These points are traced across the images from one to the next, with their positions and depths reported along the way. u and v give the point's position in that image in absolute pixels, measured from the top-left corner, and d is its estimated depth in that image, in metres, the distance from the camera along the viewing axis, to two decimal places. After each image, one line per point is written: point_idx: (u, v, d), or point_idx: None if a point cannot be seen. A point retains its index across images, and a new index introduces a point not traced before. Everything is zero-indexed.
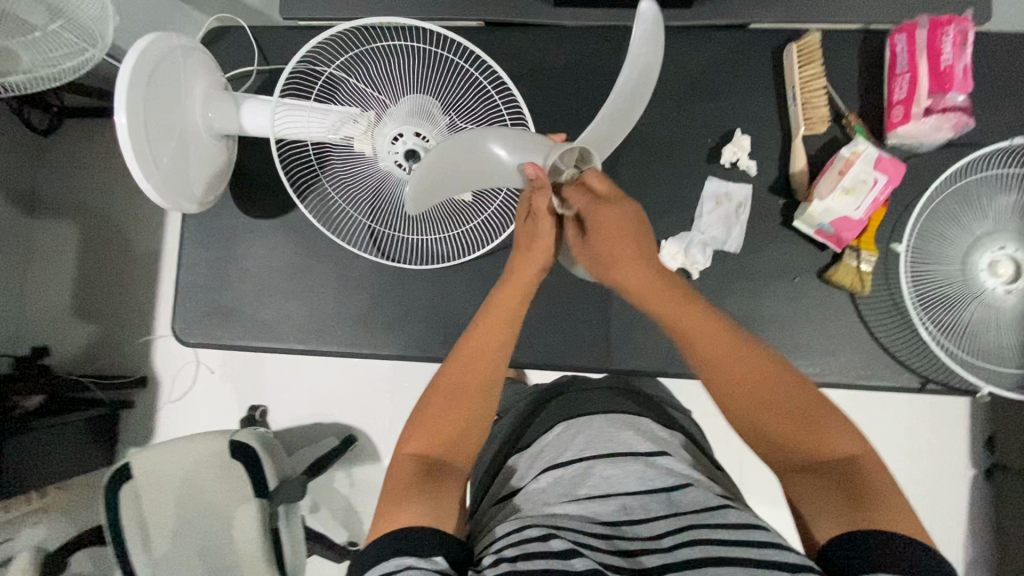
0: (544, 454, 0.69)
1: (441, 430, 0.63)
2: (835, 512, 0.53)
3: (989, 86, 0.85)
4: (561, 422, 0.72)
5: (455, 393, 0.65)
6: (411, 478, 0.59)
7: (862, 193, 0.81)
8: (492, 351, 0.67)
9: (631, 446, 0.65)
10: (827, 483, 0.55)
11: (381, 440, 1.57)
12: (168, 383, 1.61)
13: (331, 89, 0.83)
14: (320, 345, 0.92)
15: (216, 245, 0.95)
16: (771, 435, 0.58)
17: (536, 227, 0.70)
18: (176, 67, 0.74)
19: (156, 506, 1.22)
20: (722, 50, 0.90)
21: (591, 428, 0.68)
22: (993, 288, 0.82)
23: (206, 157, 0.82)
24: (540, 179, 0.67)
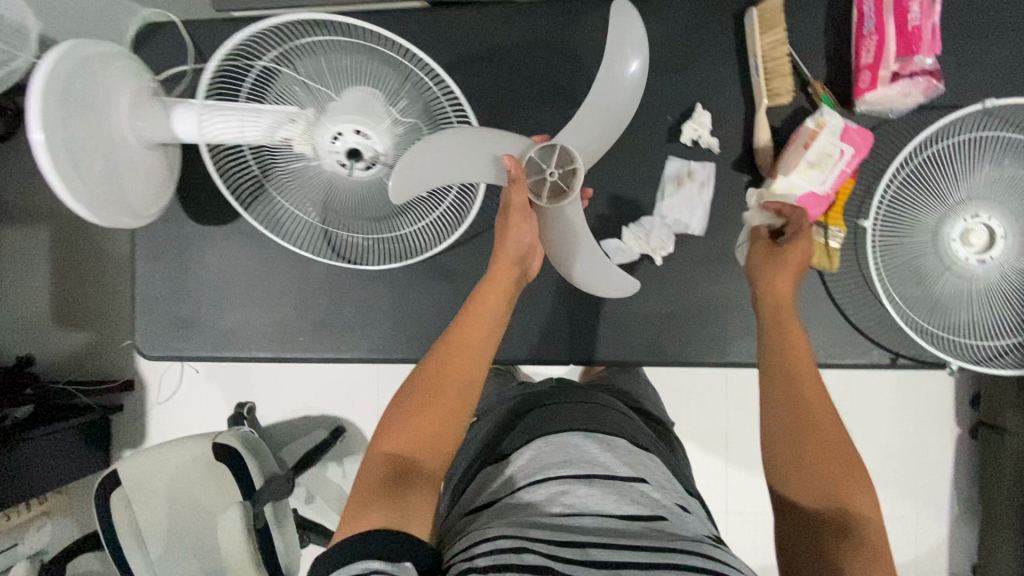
0: (515, 468, 0.67)
1: (413, 432, 0.62)
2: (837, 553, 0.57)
3: (963, 42, 0.79)
4: (536, 434, 0.70)
5: (430, 395, 0.64)
6: (380, 481, 0.58)
7: (828, 166, 0.77)
8: (473, 350, 0.67)
9: (609, 467, 0.63)
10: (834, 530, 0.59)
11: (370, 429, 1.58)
12: (155, 386, 1.62)
13: (262, 88, 0.78)
14: (285, 351, 0.91)
15: (170, 255, 0.92)
16: (799, 464, 0.63)
17: (510, 219, 0.71)
18: (94, 74, 0.70)
19: (148, 510, 1.24)
20: (681, 19, 0.84)
21: (562, 444, 0.67)
22: (965, 259, 0.79)
23: (142, 168, 0.78)
24: (515, 169, 0.71)
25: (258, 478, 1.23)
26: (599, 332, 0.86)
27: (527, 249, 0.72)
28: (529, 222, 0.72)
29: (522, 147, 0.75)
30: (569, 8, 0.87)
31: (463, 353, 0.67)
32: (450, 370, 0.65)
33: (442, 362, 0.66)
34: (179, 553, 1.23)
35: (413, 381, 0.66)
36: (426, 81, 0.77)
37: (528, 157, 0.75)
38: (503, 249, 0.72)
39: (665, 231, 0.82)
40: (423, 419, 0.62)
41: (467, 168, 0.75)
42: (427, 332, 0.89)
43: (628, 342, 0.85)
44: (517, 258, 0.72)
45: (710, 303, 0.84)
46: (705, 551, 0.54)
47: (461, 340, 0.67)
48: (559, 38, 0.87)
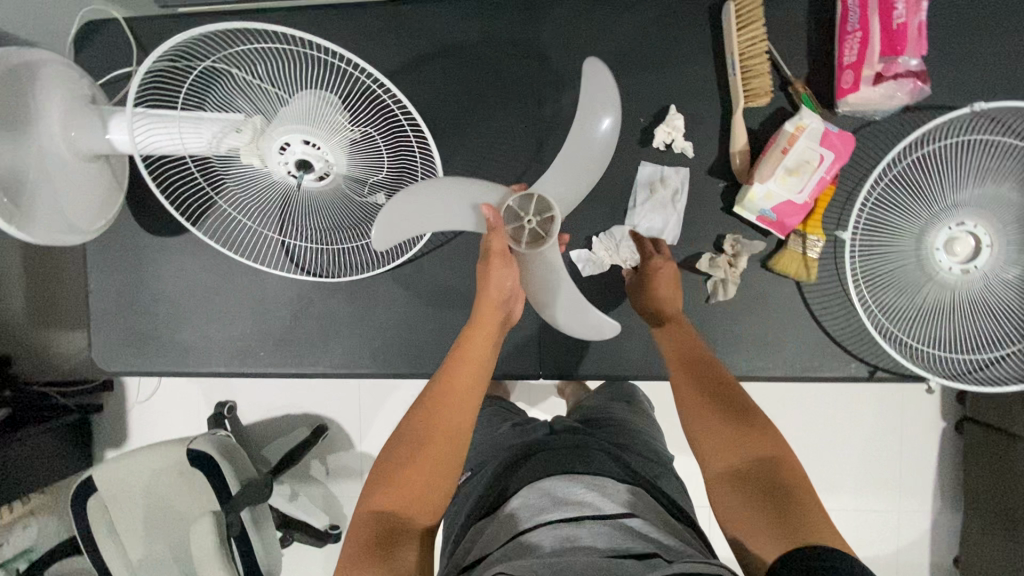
0: (501, 521, 0.57)
1: (406, 486, 0.58)
2: (769, 524, 0.52)
3: (952, 38, 0.75)
4: (520, 475, 0.62)
5: (421, 445, 0.60)
6: (368, 544, 0.54)
7: (806, 172, 0.74)
8: (464, 394, 0.64)
9: (600, 506, 0.55)
10: (761, 497, 0.54)
11: (353, 428, 1.56)
12: (134, 386, 1.60)
13: (201, 96, 0.75)
14: (246, 365, 0.88)
15: (123, 267, 0.89)
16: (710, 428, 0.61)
17: (490, 265, 0.68)
18: (18, 86, 0.66)
19: (126, 514, 1.23)
20: (653, 13, 0.79)
21: (547, 487, 0.58)
22: (949, 269, 0.75)
23: (80, 181, 0.74)
24: (495, 219, 0.68)
25: (235, 483, 1.21)
26: (570, 346, 0.83)
27: (510, 292, 0.69)
28: (512, 268, 0.69)
29: (500, 193, 0.71)
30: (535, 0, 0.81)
31: (453, 400, 0.63)
32: (441, 418, 0.62)
33: (433, 408, 0.63)
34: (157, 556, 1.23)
35: (403, 427, 0.62)
36: (375, 90, 0.76)
37: (505, 205, 0.71)
38: (484, 293, 0.69)
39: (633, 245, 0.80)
40: (418, 472, 0.59)
41: (445, 216, 0.70)
42: (391, 346, 0.86)
43: (599, 356, 0.82)
44: (501, 300, 0.68)
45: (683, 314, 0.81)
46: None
47: (450, 387, 0.64)
48: (525, 32, 0.82)
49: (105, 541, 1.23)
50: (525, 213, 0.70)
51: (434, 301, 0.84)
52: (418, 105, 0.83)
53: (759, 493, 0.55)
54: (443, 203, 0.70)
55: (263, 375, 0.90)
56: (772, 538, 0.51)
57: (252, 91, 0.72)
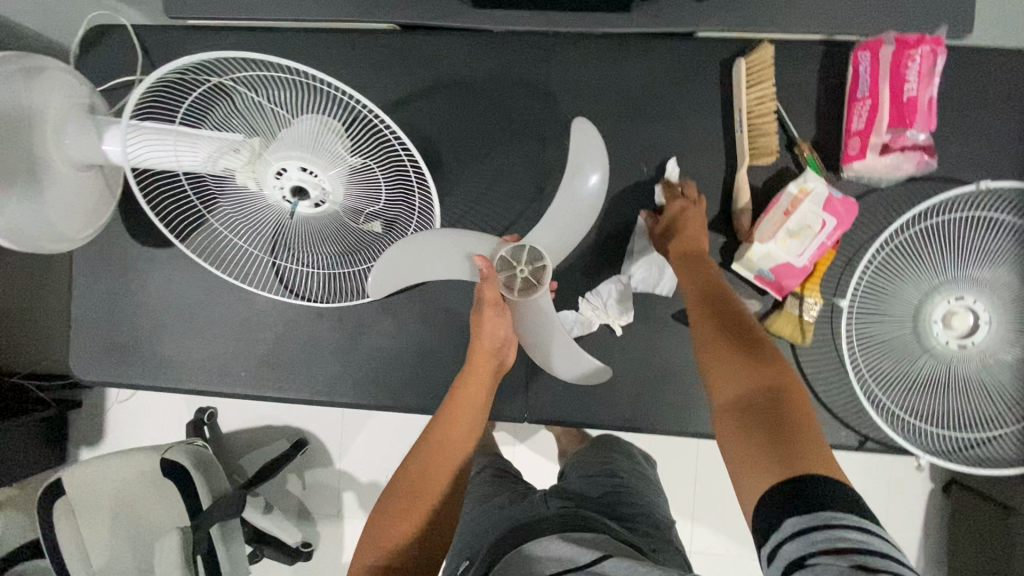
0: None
1: (402, 536, 0.59)
2: (764, 453, 0.49)
3: (962, 113, 0.74)
4: (504, 533, 0.56)
5: (415, 494, 0.61)
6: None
7: (808, 236, 0.73)
8: (460, 440, 0.66)
9: (576, 556, 0.49)
10: (763, 427, 0.51)
11: (333, 445, 1.54)
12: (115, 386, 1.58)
13: (202, 112, 0.73)
14: (224, 385, 0.86)
15: (109, 276, 0.87)
16: (718, 355, 0.58)
17: (483, 314, 0.68)
18: (17, 94, 0.65)
19: (94, 519, 1.20)
20: (664, 64, 0.79)
21: (529, 547, 0.51)
22: (946, 343, 0.74)
23: (73, 190, 0.73)
24: (486, 270, 0.67)
25: (206, 496, 1.19)
26: (556, 393, 0.81)
27: (503, 341, 0.69)
28: (504, 316, 0.69)
29: (492, 243, 0.72)
30: (547, 43, 0.81)
31: (447, 447, 0.65)
32: (436, 466, 0.64)
33: (427, 459, 0.64)
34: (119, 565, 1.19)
35: (397, 479, 0.63)
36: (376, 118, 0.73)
37: (498, 254, 0.71)
38: (478, 341, 0.69)
39: (626, 298, 0.78)
40: (414, 522, 0.60)
41: (439, 266, 0.72)
42: (374, 378, 0.84)
43: (584, 404, 0.80)
44: (497, 348, 0.70)
45: (673, 368, 0.80)
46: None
47: (445, 434, 0.66)
48: (535, 73, 0.81)
49: (68, 547, 1.20)
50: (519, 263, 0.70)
51: (421, 336, 0.83)
52: (421, 137, 0.82)
53: (758, 421, 0.52)
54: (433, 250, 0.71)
55: (241, 396, 0.88)
56: (766, 467, 0.48)
57: (251, 111, 0.70)
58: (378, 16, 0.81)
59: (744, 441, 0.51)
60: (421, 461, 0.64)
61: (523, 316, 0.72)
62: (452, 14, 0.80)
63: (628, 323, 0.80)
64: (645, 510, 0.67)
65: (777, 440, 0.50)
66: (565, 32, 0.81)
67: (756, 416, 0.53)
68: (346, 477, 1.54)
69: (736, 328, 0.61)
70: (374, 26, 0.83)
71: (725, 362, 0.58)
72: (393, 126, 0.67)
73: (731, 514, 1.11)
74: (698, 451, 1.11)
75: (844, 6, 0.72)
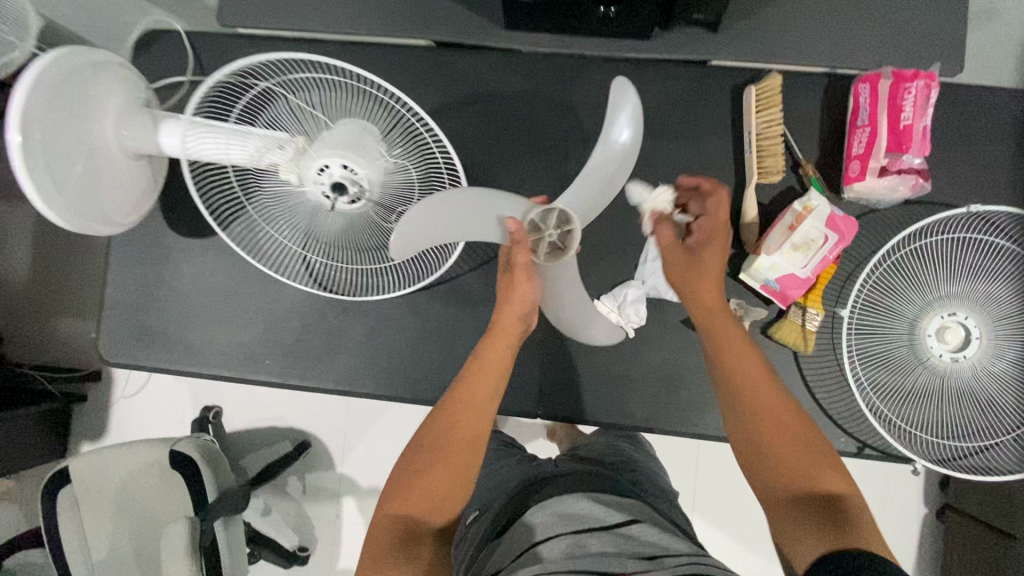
0: (519, 535, 0.60)
1: (421, 497, 0.62)
2: (822, 532, 0.59)
3: (953, 144, 0.81)
4: (535, 496, 0.65)
5: (433, 458, 0.64)
6: (388, 550, 0.59)
7: (812, 250, 0.78)
8: (480, 402, 0.68)
9: (605, 516, 0.60)
10: (819, 511, 0.61)
11: (336, 449, 1.55)
12: (122, 380, 1.59)
13: (253, 111, 0.78)
14: (247, 372, 0.89)
15: (143, 263, 0.91)
16: (763, 447, 0.66)
17: (516, 279, 0.69)
18: (83, 83, 0.70)
19: (94, 510, 1.20)
20: (680, 87, 0.85)
21: (562, 505, 0.62)
22: (940, 356, 0.79)
23: (123, 178, 0.78)
24: (518, 233, 0.67)
25: (212, 490, 1.19)
26: (569, 389, 0.84)
27: (531, 307, 0.71)
28: (534, 283, 0.70)
29: (522, 205, 0.70)
30: (571, 63, 0.87)
31: (466, 411, 0.67)
32: (455, 430, 0.66)
33: (447, 423, 0.66)
34: (119, 556, 1.20)
35: (417, 443, 0.66)
36: (415, 123, 0.78)
37: (527, 218, 0.70)
38: (506, 307, 0.71)
39: (638, 303, 0.83)
40: (431, 483, 0.63)
41: (468, 229, 0.71)
42: (394, 370, 0.87)
43: (596, 401, 0.84)
44: (523, 312, 0.71)
45: (681, 371, 0.84)
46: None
47: (465, 398, 0.68)
48: (559, 90, 0.87)
49: (70, 536, 1.20)
50: (548, 226, 0.70)
51: (442, 331, 0.87)
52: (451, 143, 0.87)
53: (813, 511, 0.61)
54: (458, 213, 0.69)
55: (262, 384, 0.91)
56: (821, 546, 0.58)
57: (299, 112, 0.76)
58: (417, 32, 0.87)
59: (802, 522, 0.61)
60: (440, 425, 0.66)
61: (550, 280, 0.73)
62: (485, 35, 0.87)
63: (639, 327, 0.84)
64: (645, 474, 0.75)
65: (834, 523, 0.59)
66: (588, 55, 0.87)
67: (811, 504, 0.62)
68: (347, 481, 1.54)
69: (775, 408, 0.68)
70: (412, 42, 0.90)
71: (775, 448, 0.66)
72: (426, 118, 0.74)
73: (728, 523, 1.14)
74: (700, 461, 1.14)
75: (845, 43, 0.80)
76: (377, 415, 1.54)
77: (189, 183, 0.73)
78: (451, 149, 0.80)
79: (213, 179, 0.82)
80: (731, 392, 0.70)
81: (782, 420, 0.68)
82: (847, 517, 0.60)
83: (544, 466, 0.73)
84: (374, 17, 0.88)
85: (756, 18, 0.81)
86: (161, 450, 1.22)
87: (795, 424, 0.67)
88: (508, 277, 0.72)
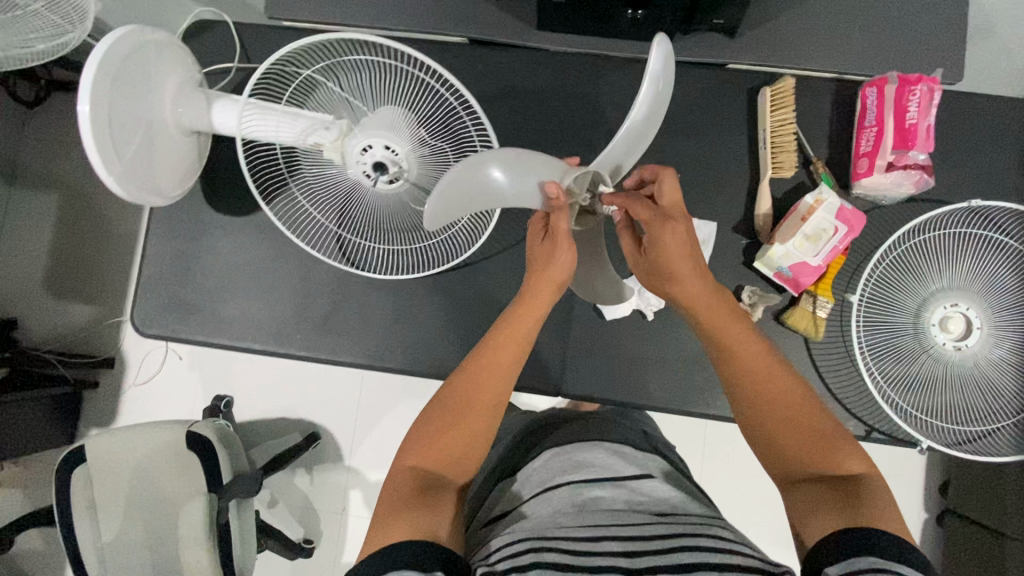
0: (533, 479, 0.70)
1: (442, 448, 0.65)
2: (838, 511, 0.55)
3: (953, 147, 0.86)
4: (552, 447, 0.74)
5: (457, 413, 0.66)
6: (413, 492, 0.61)
7: (822, 240, 0.82)
8: (504, 368, 0.69)
9: (618, 471, 0.67)
10: (832, 490, 0.58)
11: (345, 442, 1.53)
12: (133, 367, 1.54)
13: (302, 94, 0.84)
14: (279, 346, 0.92)
15: (182, 239, 0.94)
16: (772, 435, 0.63)
17: (556, 246, 0.72)
18: (147, 61, 0.74)
19: (108, 491, 1.20)
20: (700, 87, 0.90)
21: (575, 456, 0.70)
22: (944, 344, 0.82)
23: (175, 153, 0.82)
24: (560, 198, 0.69)
25: (228, 473, 1.20)
26: (589, 368, 0.89)
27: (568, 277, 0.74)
28: (571, 251, 0.73)
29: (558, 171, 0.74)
30: (598, 63, 0.93)
31: (492, 374, 0.68)
32: (481, 392, 0.67)
33: (473, 381, 0.68)
34: (130, 539, 1.19)
35: (442, 397, 0.68)
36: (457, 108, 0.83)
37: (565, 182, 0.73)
38: (545, 273, 0.73)
39: None
40: (453, 437, 0.65)
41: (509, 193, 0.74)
42: (421, 346, 0.92)
43: (614, 380, 0.89)
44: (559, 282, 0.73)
45: (695, 353, 0.89)
46: (714, 533, 0.56)
47: (492, 361, 0.68)
48: (586, 88, 0.93)
49: (80, 517, 1.19)
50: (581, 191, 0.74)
51: (470, 309, 0.92)
52: None
53: (829, 491, 0.57)
54: (499, 175, 0.73)
55: (292, 358, 0.94)
56: (832, 522, 0.55)
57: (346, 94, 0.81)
58: (453, 29, 0.93)
59: (817, 501, 0.58)
60: (466, 382, 0.67)
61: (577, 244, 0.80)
62: (517, 33, 0.92)
63: (657, 311, 0.88)
64: (649, 428, 0.84)
65: (849, 502, 0.55)
66: (614, 56, 0.93)
67: (824, 483, 0.59)
68: (355, 475, 1.52)
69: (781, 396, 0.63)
70: (447, 38, 0.95)
71: (784, 433, 0.62)
72: (467, 97, 0.77)
73: (733, 513, 1.17)
74: (707, 452, 1.17)
75: (854, 51, 0.85)
76: (387, 410, 1.51)
77: (243, 162, 0.77)
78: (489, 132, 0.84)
79: (264, 156, 0.89)
80: (740, 391, 0.65)
81: (786, 406, 0.63)
82: (865, 496, 0.55)
83: (559, 430, 0.77)
84: (413, 13, 0.93)
85: (773, 24, 0.86)
86: (179, 431, 1.21)
87: (802, 408, 0.63)
88: (547, 244, 0.74)
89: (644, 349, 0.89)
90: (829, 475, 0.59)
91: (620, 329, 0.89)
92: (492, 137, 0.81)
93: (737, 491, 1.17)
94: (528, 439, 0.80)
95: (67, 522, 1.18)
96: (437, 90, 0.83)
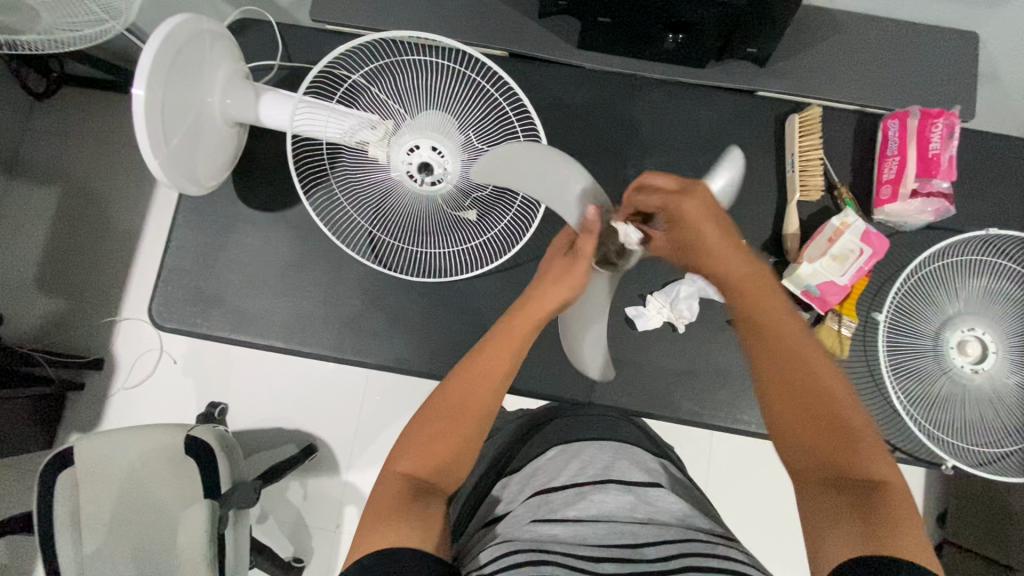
0: (535, 479, 0.64)
1: (440, 452, 0.58)
2: (854, 532, 0.48)
3: (963, 180, 0.92)
4: (556, 445, 0.68)
5: (449, 419, 0.59)
6: (402, 498, 0.54)
7: (848, 260, 0.84)
8: (502, 379, 0.61)
9: (624, 474, 0.61)
10: (848, 505, 0.50)
11: (344, 451, 1.25)
12: (124, 370, 1.26)
13: (352, 96, 0.89)
14: (304, 345, 0.91)
15: (209, 233, 0.93)
16: (798, 432, 0.55)
17: (574, 264, 0.65)
18: (202, 47, 0.74)
19: (89, 504, 0.98)
20: (730, 113, 0.95)
21: (583, 456, 0.64)
22: (962, 365, 0.85)
23: (216, 142, 0.81)
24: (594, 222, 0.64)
25: (226, 479, 1.00)
26: (618, 378, 0.90)
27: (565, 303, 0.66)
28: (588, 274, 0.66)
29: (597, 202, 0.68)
30: (635, 83, 0.96)
31: (488, 384, 0.61)
32: (476, 400, 0.60)
33: (463, 391, 0.60)
34: (114, 553, 0.98)
35: (436, 402, 0.61)
36: (508, 112, 0.88)
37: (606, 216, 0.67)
38: (544, 292, 0.65)
39: (690, 300, 0.88)
40: (445, 442, 0.58)
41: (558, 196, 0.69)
42: (451, 349, 0.91)
43: (643, 391, 0.90)
44: (560, 304, 0.65)
45: (721, 367, 0.91)
46: (721, 553, 0.50)
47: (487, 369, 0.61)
48: (624, 106, 0.96)
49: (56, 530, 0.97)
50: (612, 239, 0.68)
51: (502, 315, 0.91)
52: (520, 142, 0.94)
53: (848, 501, 0.50)
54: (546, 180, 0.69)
55: (317, 359, 0.92)
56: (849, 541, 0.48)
57: (399, 98, 0.87)
58: (497, 42, 0.93)
59: (830, 508, 0.51)
60: (460, 392, 0.61)
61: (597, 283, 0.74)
62: (559, 50, 0.94)
63: (685, 326, 0.90)
64: (648, 427, 0.79)
65: (865, 521, 0.48)
66: (651, 76, 0.96)
67: (841, 493, 0.51)
68: (353, 490, 1.25)
69: (805, 382, 0.56)
70: (488, 51, 0.95)
71: (799, 415, 0.55)
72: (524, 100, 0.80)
73: (757, 542, 1.13)
74: (728, 477, 1.14)
75: (877, 86, 0.91)
76: (392, 417, 1.24)
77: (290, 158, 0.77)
78: (537, 136, 0.87)
79: (309, 154, 0.92)
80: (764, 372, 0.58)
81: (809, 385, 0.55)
82: (884, 512, 0.49)
83: (580, 421, 0.72)
84: (457, 22, 0.93)
85: (804, 54, 0.91)
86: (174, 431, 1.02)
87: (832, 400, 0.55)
88: (566, 261, 0.67)
89: (671, 362, 0.91)
90: (849, 483, 0.52)
91: (649, 342, 0.91)
92: (542, 143, 0.86)
93: (755, 521, 1.13)
94: (528, 431, 0.75)
95: (48, 543, 0.97)
96: (489, 93, 0.90)
